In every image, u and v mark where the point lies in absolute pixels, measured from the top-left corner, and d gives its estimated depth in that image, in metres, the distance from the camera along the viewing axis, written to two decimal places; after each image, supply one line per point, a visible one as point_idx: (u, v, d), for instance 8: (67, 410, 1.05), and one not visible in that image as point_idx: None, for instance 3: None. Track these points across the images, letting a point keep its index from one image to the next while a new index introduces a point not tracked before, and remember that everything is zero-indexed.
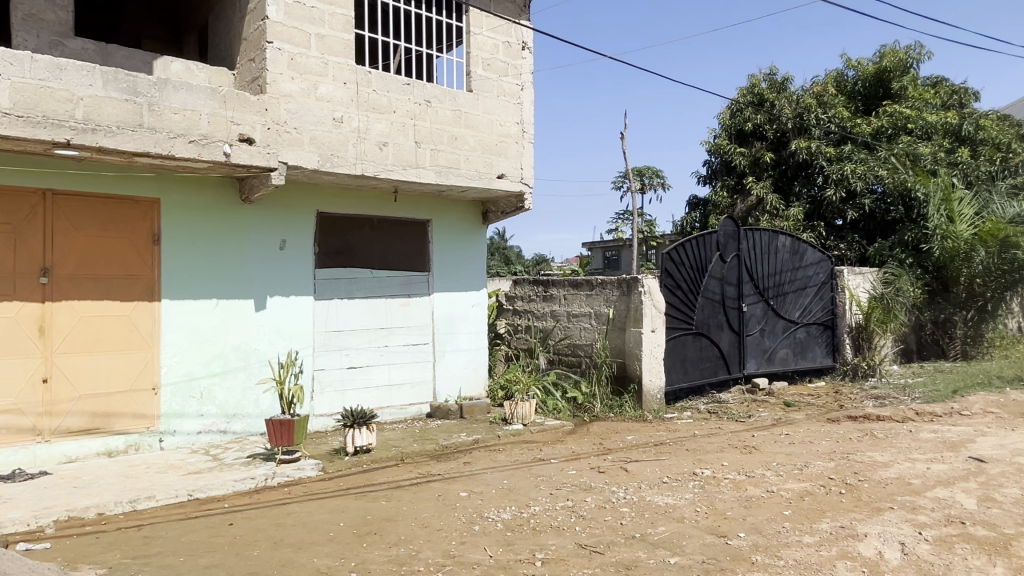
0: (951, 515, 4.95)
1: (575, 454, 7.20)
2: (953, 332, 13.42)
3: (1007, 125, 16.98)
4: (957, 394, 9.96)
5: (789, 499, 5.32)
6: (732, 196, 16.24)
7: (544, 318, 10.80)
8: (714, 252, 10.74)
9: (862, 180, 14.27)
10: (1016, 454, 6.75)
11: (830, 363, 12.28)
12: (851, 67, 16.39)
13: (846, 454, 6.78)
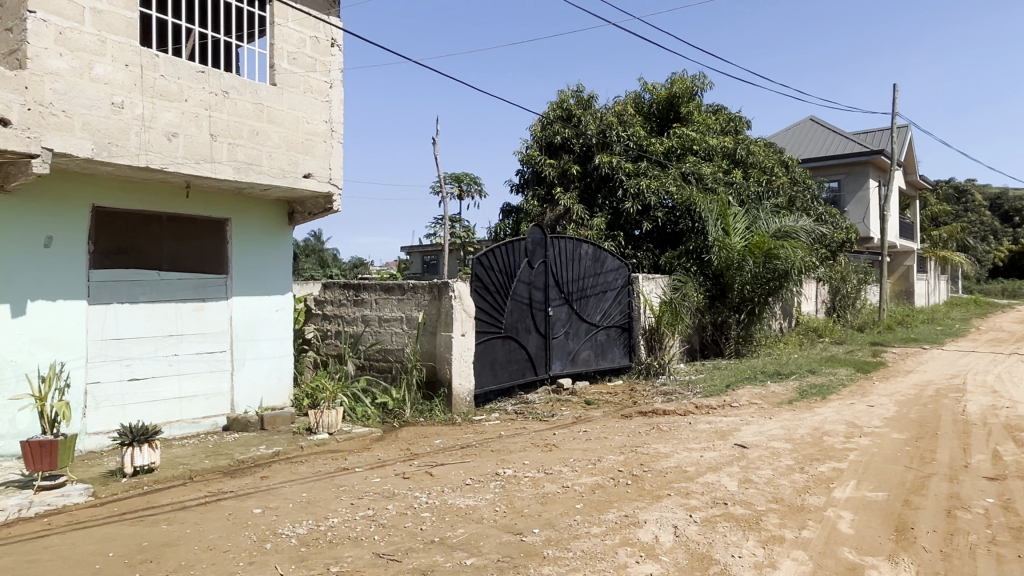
0: (717, 497, 5.53)
1: (381, 461, 7.09)
2: (729, 332, 15.09)
3: (771, 151, 19.47)
4: (730, 388, 11.19)
5: (582, 493, 5.63)
6: (542, 205, 16.96)
7: (354, 324, 10.55)
8: (522, 258, 11.14)
9: (656, 196, 15.47)
10: (772, 439, 7.72)
11: (627, 363, 13.23)
12: (647, 90, 17.81)
13: (635, 447, 7.34)
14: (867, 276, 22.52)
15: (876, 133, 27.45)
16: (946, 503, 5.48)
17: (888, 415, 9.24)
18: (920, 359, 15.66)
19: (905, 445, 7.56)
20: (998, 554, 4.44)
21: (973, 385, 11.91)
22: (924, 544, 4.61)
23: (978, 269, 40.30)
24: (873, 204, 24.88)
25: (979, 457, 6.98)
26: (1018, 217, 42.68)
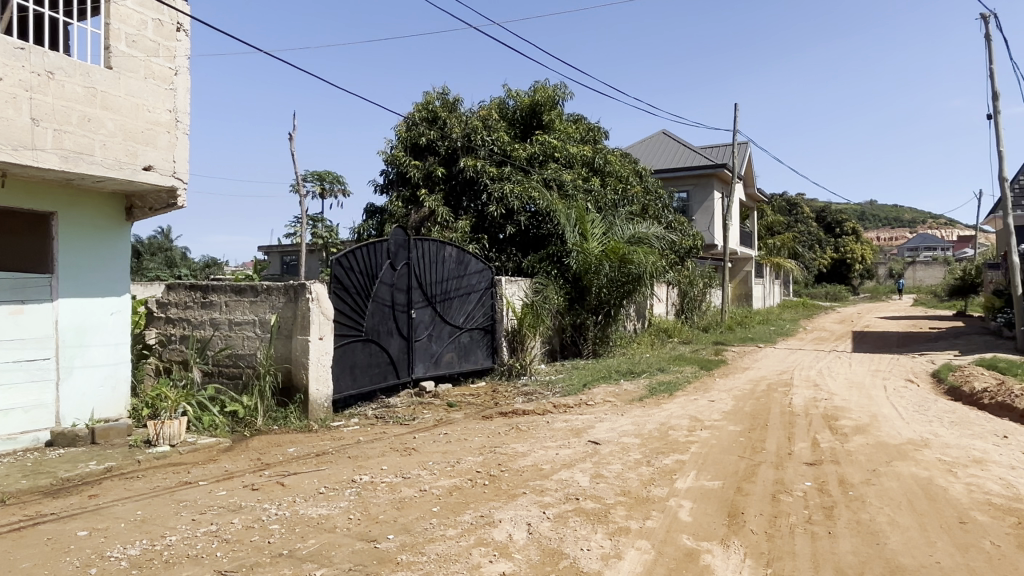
0: (570, 493, 5.72)
1: (229, 472, 6.71)
2: (587, 333, 15.67)
3: (627, 161, 20.48)
4: (587, 387, 11.63)
5: (438, 496, 5.62)
6: (406, 206, 16.82)
7: (202, 327, 9.92)
8: (384, 260, 10.96)
9: (519, 200, 15.77)
10: (623, 435, 8.11)
11: (490, 364, 13.38)
12: (511, 97, 18.15)
13: (493, 448, 7.44)
14: (711, 280, 24.23)
15: (720, 148, 29.62)
16: (772, 488, 6.01)
17: (726, 409, 10.00)
18: (755, 356, 17.09)
19: (739, 436, 8.22)
20: (813, 532, 4.92)
21: (798, 380, 13.16)
22: (752, 527, 5.03)
23: (805, 275, 44.56)
24: (717, 214, 26.82)
25: (801, 445, 7.72)
26: (838, 229, 47.65)
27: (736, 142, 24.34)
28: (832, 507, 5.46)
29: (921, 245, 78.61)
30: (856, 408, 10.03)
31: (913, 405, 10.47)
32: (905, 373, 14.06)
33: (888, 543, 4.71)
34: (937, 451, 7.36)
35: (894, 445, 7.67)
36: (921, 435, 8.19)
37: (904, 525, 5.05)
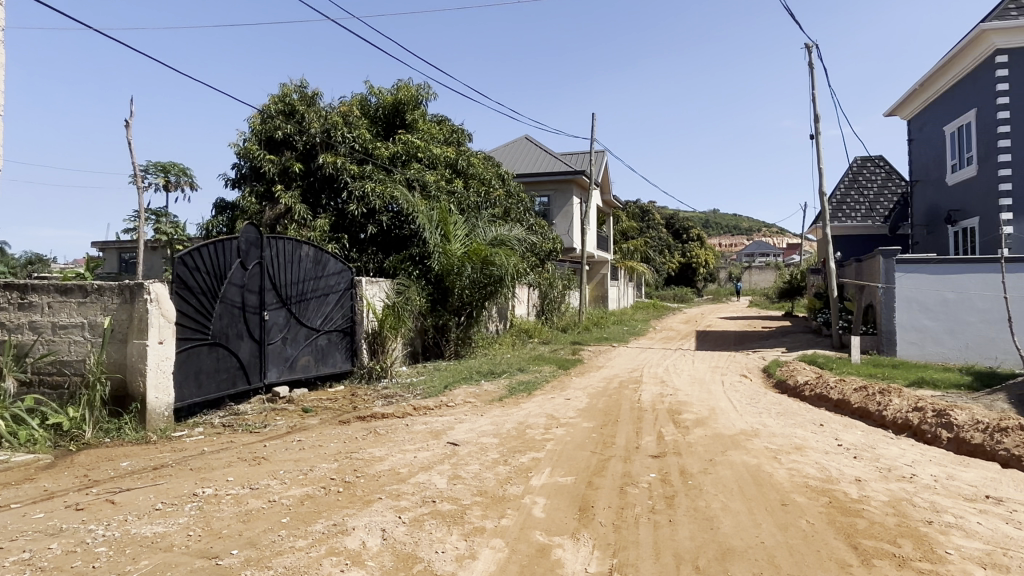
0: (426, 496, 5.70)
1: (48, 493, 6.04)
2: (449, 335, 15.70)
3: (490, 164, 20.75)
4: (448, 388, 11.65)
5: (288, 506, 5.39)
6: (260, 202, 16.02)
7: (20, 331, 8.89)
8: (234, 259, 10.37)
9: (381, 200, 15.50)
10: (482, 435, 8.20)
11: (349, 367, 13.04)
12: (373, 94, 17.79)
13: (349, 453, 7.25)
14: (570, 282, 25.10)
15: (579, 155, 30.72)
16: (620, 481, 6.32)
17: (581, 407, 10.39)
18: (609, 355, 17.90)
19: (592, 433, 8.57)
20: (655, 521, 5.23)
21: (647, 377, 13.95)
22: (601, 519, 5.26)
23: (656, 277, 47.24)
24: (575, 219, 27.79)
25: (647, 438, 8.18)
26: (685, 235, 50.96)
27: (593, 151, 25.35)
28: (673, 497, 5.82)
29: (757, 251, 85.84)
30: (697, 402, 10.78)
31: (746, 398, 11.42)
32: (740, 369, 15.31)
33: (721, 527, 5.10)
34: (765, 439, 8.08)
35: (729, 435, 8.32)
36: (752, 425, 8.95)
37: (735, 509, 5.49)
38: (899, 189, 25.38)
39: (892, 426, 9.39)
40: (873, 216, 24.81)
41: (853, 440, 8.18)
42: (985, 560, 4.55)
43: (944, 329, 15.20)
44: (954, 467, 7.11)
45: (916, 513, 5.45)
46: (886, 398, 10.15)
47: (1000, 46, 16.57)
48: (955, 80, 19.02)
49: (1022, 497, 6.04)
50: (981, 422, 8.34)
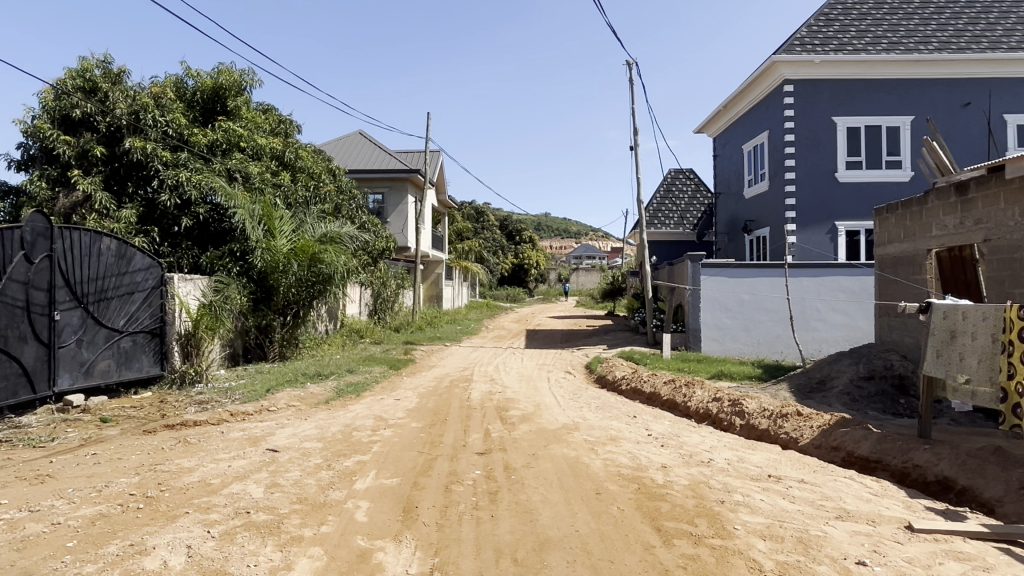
0: (240, 507, 5.37)
1: None
2: (273, 335, 14.94)
3: (320, 158, 20.09)
4: (270, 392, 11.06)
5: (76, 528, 4.83)
6: (53, 188, 14.20)
7: None
8: (17, 251, 9.18)
9: (197, 190, 14.37)
10: (304, 440, 7.87)
11: (157, 372, 11.87)
12: (189, 76, 16.41)
13: (153, 466, 6.65)
14: (403, 281, 24.88)
15: (414, 154, 30.52)
16: (446, 479, 6.36)
17: (410, 407, 10.34)
18: (441, 355, 17.99)
19: (420, 433, 8.56)
20: (478, 517, 5.32)
21: (478, 375, 14.19)
22: (424, 519, 5.26)
23: (490, 278, 48.09)
24: (410, 217, 27.59)
25: (475, 436, 8.31)
26: (518, 237, 52.39)
27: (429, 150, 25.32)
28: (497, 492, 5.96)
29: (584, 254, 90.23)
30: (523, 399, 11.14)
31: (569, 393, 11.99)
32: (565, 365, 16.04)
33: (540, 519, 5.29)
34: (584, 432, 8.52)
35: (552, 430, 8.68)
36: (573, 420, 9.40)
37: (553, 501, 5.73)
38: (706, 200, 27.91)
39: (695, 415, 10.31)
40: (684, 224, 27.11)
41: (661, 430, 8.87)
42: (767, 532, 5.12)
43: (740, 327, 16.95)
44: (743, 450, 7.94)
45: (712, 494, 6.02)
46: (690, 390, 11.12)
47: (787, 76, 18.72)
48: (752, 103, 21.23)
49: (797, 474, 6.88)
50: (767, 409, 9.41)
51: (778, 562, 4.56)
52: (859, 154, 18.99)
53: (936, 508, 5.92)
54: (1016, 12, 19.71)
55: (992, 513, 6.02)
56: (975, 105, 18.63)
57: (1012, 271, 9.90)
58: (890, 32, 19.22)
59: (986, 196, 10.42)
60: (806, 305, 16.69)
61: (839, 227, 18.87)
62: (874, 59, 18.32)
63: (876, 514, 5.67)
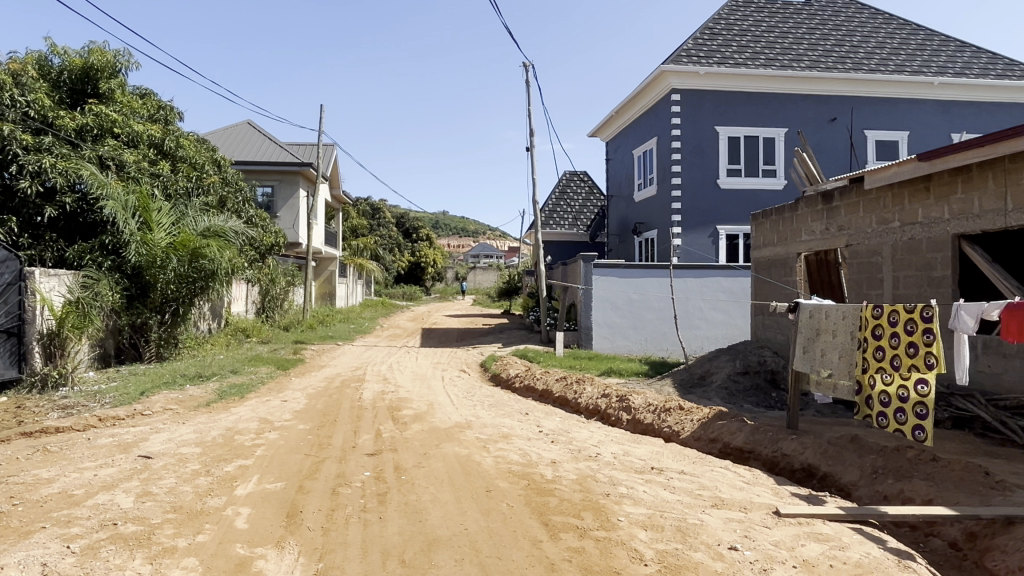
0: (105, 519, 5.00)
1: None
2: (149, 335, 14.02)
3: (204, 147, 19.05)
4: (144, 396, 10.38)
5: None
6: None
7: None
8: None
9: (63, 178, 13.20)
10: (181, 445, 7.45)
11: (13, 375, 10.82)
12: (54, 54, 15.08)
13: (6, 478, 6.08)
14: (293, 278, 24.04)
15: (306, 147, 29.53)
16: (333, 482, 6.20)
17: (298, 409, 10.00)
18: (332, 354, 17.54)
19: (308, 435, 8.31)
20: (366, 519, 5.22)
21: (370, 375, 13.93)
22: (308, 524, 5.11)
23: (386, 276, 47.28)
24: (302, 212, 26.67)
25: (365, 437, 8.15)
26: (415, 234, 51.81)
27: (322, 143, 24.57)
28: (386, 493, 5.88)
29: (481, 253, 90.50)
30: (416, 398, 11.05)
31: (463, 391, 12.00)
32: (460, 364, 16.03)
33: (429, 519, 5.27)
34: (476, 430, 8.55)
35: (444, 428, 8.65)
36: (466, 418, 9.41)
37: (443, 500, 5.71)
38: (599, 203, 28.72)
39: (585, 411, 10.59)
40: (577, 225, 27.79)
41: (552, 426, 9.05)
42: (648, 522, 5.33)
43: (629, 325, 17.56)
44: (629, 444, 8.25)
45: (598, 488, 6.20)
46: (581, 387, 11.42)
47: (675, 85, 19.55)
48: (642, 110, 22.02)
49: (677, 466, 7.21)
50: (652, 404, 9.80)
51: (658, 551, 4.76)
52: (738, 163, 20.13)
53: (800, 494, 6.38)
54: (875, 37, 21.55)
55: (848, 496, 6.56)
56: (840, 121, 20.21)
57: (869, 274, 10.82)
58: (767, 49, 20.49)
59: (848, 204, 11.31)
60: (690, 305, 17.52)
61: (720, 231, 19.95)
62: (753, 73, 19.45)
63: (747, 501, 6.04)
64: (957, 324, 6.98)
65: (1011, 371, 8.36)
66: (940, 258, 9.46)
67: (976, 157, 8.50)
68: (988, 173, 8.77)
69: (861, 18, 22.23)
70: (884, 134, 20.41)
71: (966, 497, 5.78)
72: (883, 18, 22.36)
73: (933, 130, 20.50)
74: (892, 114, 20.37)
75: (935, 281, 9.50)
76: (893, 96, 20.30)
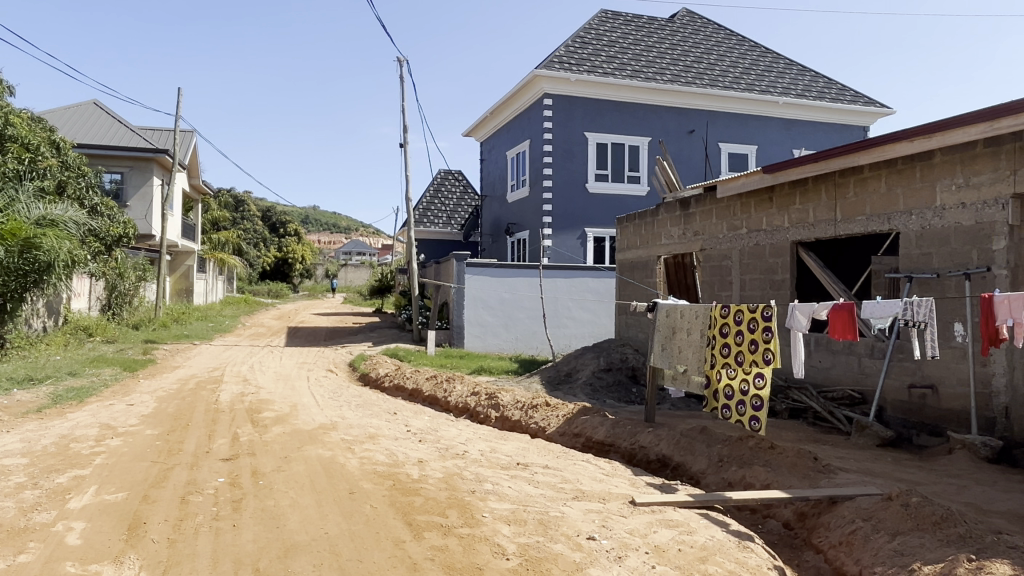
0: None
1: None
2: None
3: (39, 126, 17.24)
4: None
5: None
6: None
7: None
8: None
9: None
10: (4, 456, 6.70)
11: None
12: None
13: None
14: (145, 273, 22.31)
15: (161, 132, 27.50)
16: (182, 490, 5.81)
17: (146, 414, 9.29)
18: (187, 354, 16.44)
19: (156, 440, 7.74)
20: (218, 528, 4.94)
21: (229, 376, 13.21)
22: (153, 536, 4.76)
23: (249, 272, 45.00)
24: (155, 202, 24.80)
25: (220, 441, 7.71)
26: (282, 229, 49.56)
27: (179, 129, 22.97)
28: (241, 500, 5.59)
29: (354, 250, 88.29)
30: (279, 399, 10.61)
31: (329, 392, 11.65)
32: (327, 363, 15.56)
33: (287, 524, 5.06)
34: (341, 432, 8.33)
35: (307, 431, 8.35)
36: (331, 419, 9.15)
37: (302, 504, 5.51)
38: (472, 202, 28.87)
39: (454, 410, 10.62)
40: (451, 224, 27.80)
41: (420, 425, 8.99)
42: (512, 517, 5.42)
43: (500, 324, 17.79)
44: (496, 441, 8.36)
45: (463, 485, 6.23)
46: (451, 385, 11.43)
47: (547, 90, 20.03)
48: (516, 113, 22.36)
49: (542, 461, 7.39)
50: (519, 401, 9.99)
51: (519, 545, 4.85)
52: (606, 168, 20.95)
53: (654, 483, 6.73)
54: (729, 57, 23.19)
55: (698, 484, 7.01)
56: (697, 133, 21.55)
57: (720, 276, 11.61)
58: (634, 61, 21.47)
59: (702, 211, 12.09)
60: (558, 304, 18.02)
61: (588, 233, 20.67)
62: (620, 83, 20.32)
63: (606, 492, 6.29)
64: (792, 323, 7.61)
65: (838, 365, 9.33)
66: (780, 263, 10.32)
67: (812, 171, 9.34)
68: (820, 186, 9.68)
69: (717, 38, 23.84)
70: (736, 147, 21.98)
71: (798, 480, 6.33)
72: (735, 39, 24.10)
73: (777, 145, 22.34)
74: (742, 128, 21.99)
75: (776, 284, 10.35)
76: (743, 113, 21.92)
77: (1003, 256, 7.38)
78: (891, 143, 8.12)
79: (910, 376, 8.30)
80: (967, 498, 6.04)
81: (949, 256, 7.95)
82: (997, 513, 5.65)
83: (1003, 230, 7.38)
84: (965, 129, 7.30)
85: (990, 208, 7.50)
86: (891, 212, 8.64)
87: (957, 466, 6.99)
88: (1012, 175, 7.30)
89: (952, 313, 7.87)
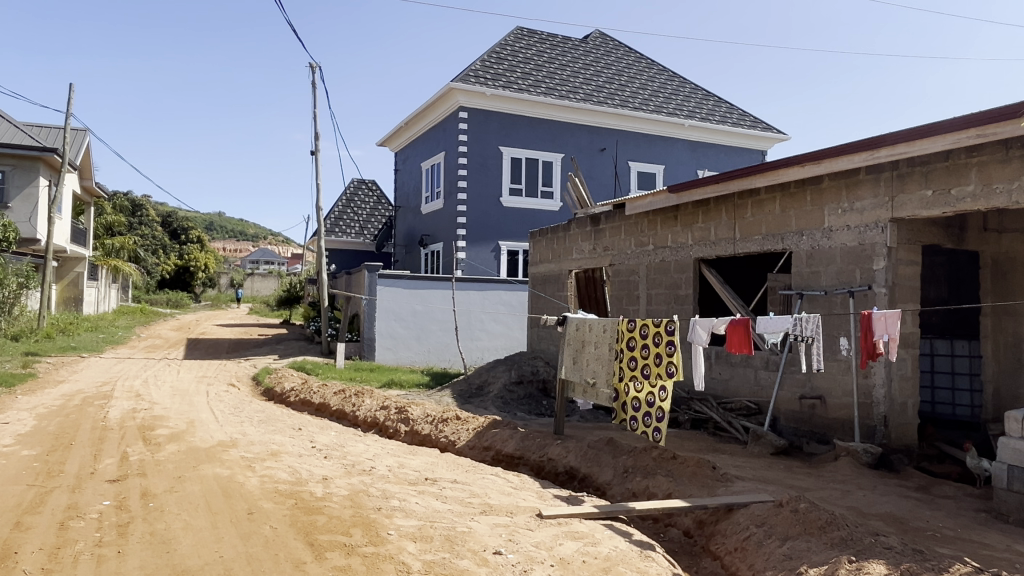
0: None
1: None
2: None
3: None
4: None
5: None
6: None
7: None
8: None
9: None
10: None
11: None
12: None
13: None
14: (27, 280, 19.96)
15: (49, 130, 25.75)
16: (61, 515, 5.40)
17: (23, 433, 8.61)
18: (73, 368, 15.32)
19: (33, 462, 7.17)
20: (100, 555, 4.62)
21: (118, 391, 12.37)
22: (25, 567, 4.40)
23: (146, 279, 42.44)
24: (42, 204, 23.13)
25: (107, 461, 7.23)
26: (183, 236, 47.15)
27: (70, 128, 21.43)
28: (127, 524, 5.25)
29: (261, 259, 85.41)
30: (174, 416, 10.07)
31: (230, 408, 11.13)
32: (229, 377, 14.92)
33: (178, 549, 4.80)
34: (242, 449, 7.98)
35: (205, 448, 7.97)
36: (231, 436, 8.75)
37: (196, 526, 5.25)
38: (385, 213, 28.52)
39: (363, 424, 10.42)
40: (364, 234, 27.39)
41: (326, 441, 8.75)
42: (418, 534, 5.35)
43: (413, 337, 17.61)
44: (404, 456, 8.24)
45: (369, 502, 6.09)
46: (360, 399, 11.17)
47: (462, 103, 20.09)
48: (431, 124, 22.29)
49: (450, 476, 7.34)
50: (429, 415, 9.89)
51: (425, 562, 4.79)
52: (519, 183, 21.18)
53: (561, 495, 6.81)
54: (639, 79, 24.01)
55: (603, 495, 7.16)
56: (608, 151, 22.16)
57: (628, 291, 11.95)
58: (549, 79, 21.88)
59: (612, 228, 12.42)
60: (472, 317, 18.04)
61: (501, 246, 20.87)
62: (536, 100, 20.67)
63: (513, 506, 6.31)
64: (693, 336, 7.88)
65: (736, 377, 9.78)
66: (683, 278, 10.73)
67: (713, 192, 9.74)
68: (721, 207, 10.13)
69: (627, 60, 24.63)
70: (644, 166, 22.74)
71: (697, 489, 6.56)
72: (644, 62, 25.00)
73: (683, 165, 23.28)
74: (651, 148, 22.79)
75: (680, 298, 10.75)
76: (652, 133, 22.73)
77: (882, 276, 7.95)
78: (785, 167, 8.57)
79: (801, 388, 8.79)
80: (850, 502, 6.44)
81: (835, 275, 8.50)
82: (876, 516, 6.06)
83: (882, 251, 7.95)
84: (850, 156, 7.81)
85: (872, 230, 8.07)
86: (785, 232, 9.16)
87: (842, 472, 7.45)
88: (890, 201, 7.90)
89: (838, 328, 8.39)
